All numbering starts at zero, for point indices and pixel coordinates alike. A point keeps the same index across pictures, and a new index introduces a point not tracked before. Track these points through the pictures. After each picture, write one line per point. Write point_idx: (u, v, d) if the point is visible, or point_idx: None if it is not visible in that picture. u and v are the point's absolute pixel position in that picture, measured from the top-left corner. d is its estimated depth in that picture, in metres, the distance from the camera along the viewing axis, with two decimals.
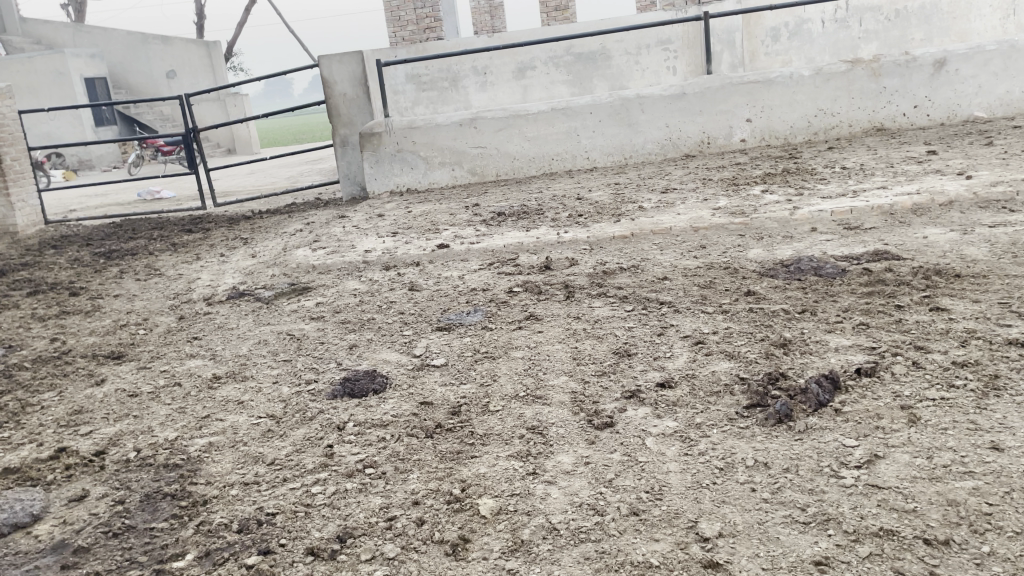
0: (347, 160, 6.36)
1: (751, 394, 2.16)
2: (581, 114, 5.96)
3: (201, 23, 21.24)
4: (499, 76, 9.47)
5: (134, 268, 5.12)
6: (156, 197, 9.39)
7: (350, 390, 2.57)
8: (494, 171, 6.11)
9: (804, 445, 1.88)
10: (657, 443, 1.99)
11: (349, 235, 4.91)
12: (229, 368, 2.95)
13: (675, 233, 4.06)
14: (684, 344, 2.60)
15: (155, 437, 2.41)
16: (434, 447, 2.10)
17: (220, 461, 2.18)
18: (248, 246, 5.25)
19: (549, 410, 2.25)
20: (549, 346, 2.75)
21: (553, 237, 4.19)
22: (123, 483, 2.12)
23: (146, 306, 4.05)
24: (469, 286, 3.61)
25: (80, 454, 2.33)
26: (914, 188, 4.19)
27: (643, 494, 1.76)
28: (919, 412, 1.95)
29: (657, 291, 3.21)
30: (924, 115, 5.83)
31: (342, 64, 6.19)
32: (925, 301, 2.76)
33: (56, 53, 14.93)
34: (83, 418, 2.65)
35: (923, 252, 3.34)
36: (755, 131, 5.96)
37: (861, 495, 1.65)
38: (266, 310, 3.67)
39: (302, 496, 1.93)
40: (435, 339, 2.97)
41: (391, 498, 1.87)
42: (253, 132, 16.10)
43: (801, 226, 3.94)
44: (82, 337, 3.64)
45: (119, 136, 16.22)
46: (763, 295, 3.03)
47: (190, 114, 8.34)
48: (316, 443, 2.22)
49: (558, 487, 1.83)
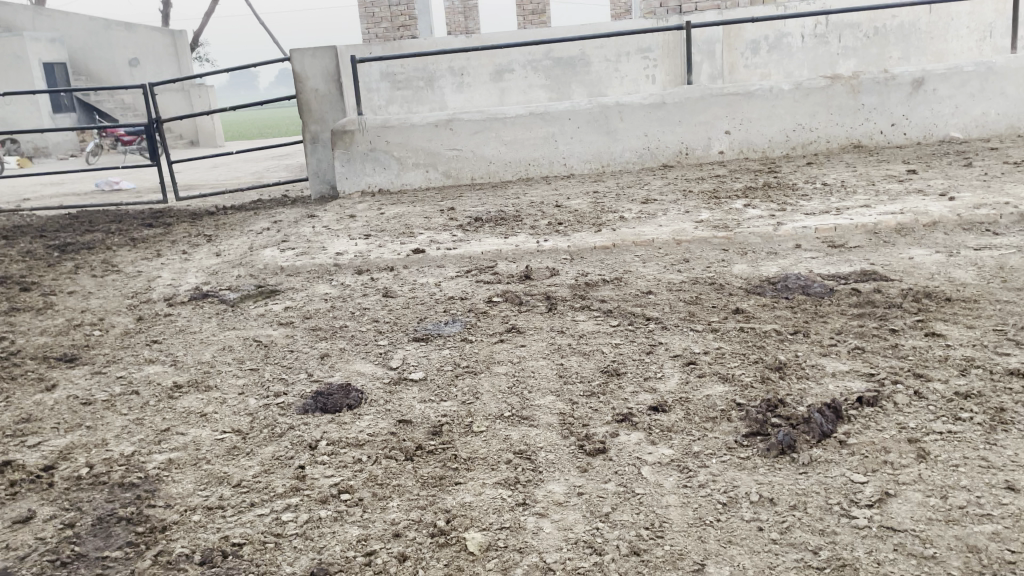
0: (317, 157, 6.19)
1: (750, 422, 2.06)
2: (560, 119, 5.85)
3: (167, 11, 20.75)
4: (475, 78, 9.35)
5: (90, 263, 4.88)
6: (115, 187, 9.10)
7: (323, 405, 2.42)
8: (469, 174, 5.98)
9: (809, 480, 1.78)
10: (654, 472, 1.88)
11: (319, 236, 4.74)
12: (190, 377, 2.77)
13: (657, 246, 3.96)
14: (675, 363, 2.49)
15: (110, 451, 2.23)
16: (415, 472, 1.97)
17: (181, 482, 2.02)
18: (212, 244, 5.04)
19: (537, 433, 2.12)
20: (533, 362, 2.62)
21: (531, 246, 4.07)
22: (73, 504, 1.94)
23: (103, 305, 3.84)
24: (446, 294, 3.47)
25: (27, 469, 2.15)
26: (898, 207, 4.15)
27: (644, 531, 1.65)
28: (927, 447, 1.87)
29: (641, 306, 3.11)
30: (900, 133, 5.83)
31: (315, 58, 5.99)
32: (919, 325, 2.69)
33: (14, 36, 14.47)
34: (31, 428, 2.46)
35: (911, 273, 3.28)
36: (734, 143, 5.90)
37: (876, 539, 1.56)
38: (231, 313, 3.50)
39: (271, 524, 1.77)
40: (413, 350, 2.83)
41: (369, 529, 1.73)
42: (218, 125, 15.74)
43: (785, 242, 3.87)
44: (32, 337, 3.42)
45: (78, 123, 15.77)
46: (752, 313, 2.94)
47: (153, 103, 8.05)
48: (286, 463, 2.06)
49: (551, 521, 1.71)
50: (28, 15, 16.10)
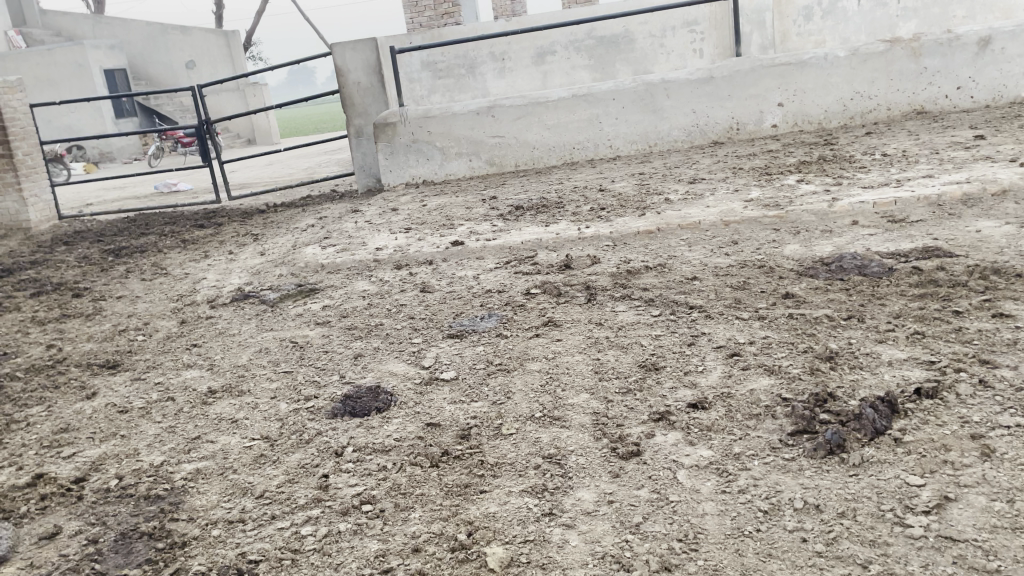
0: (362, 151, 6.19)
1: (796, 418, 1.92)
2: (604, 100, 5.69)
3: (220, 12, 21.09)
4: (517, 62, 9.21)
5: (141, 266, 4.95)
6: (172, 189, 9.30)
7: (352, 408, 2.36)
8: (514, 160, 5.87)
9: (860, 483, 1.64)
10: (690, 477, 1.76)
11: (361, 231, 4.71)
12: (225, 381, 2.75)
13: (704, 228, 3.79)
14: (718, 355, 2.36)
15: (140, 461, 2.22)
16: (440, 479, 1.89)
17: (206, 493, 1.98)
18: (258, 243, 5.05)
19: (569, 434, 2.02)
20: (569, 357, 2.51)
21: (573, 233, 3.95)
22: (99, 518, 1.93)
23: (149, 309, 3.87)
24: (484, 286, 3.39)
25: (59, 482, 2.15)
26: (964, 176, 3.89)
27: (676, 543, 1.54)
28: (993, 443, 1.70)
29: (685, 293, 2.96)
30: (967, 97, 5.48)
31: (355, 51, 5.97)
32: (986, 306, 2.48)
33: (75, 45, 14.86)
34: (67, 438, 2.46)
35: (978, 248, 3.06)
36: (787, 116, 5.65)
37: (933, 551, 1.42)
38: (270, 314, 3.48)
39: (290, 538, 1.72)
40: (446, 348, 2.75)
41: (389, 543, 1.66)
42: (273, 122, 15.96)
43: (841, 219, 3.67)
44: (78, 344, 3.47)
45: (139, 128, 16.20)
46: (803, 298, 2.77)
47: (203, 105, 8.15)
48: (311, 472, 2.01)
49: (578, 532, 1.61)
50: (88, 24, 16.52)
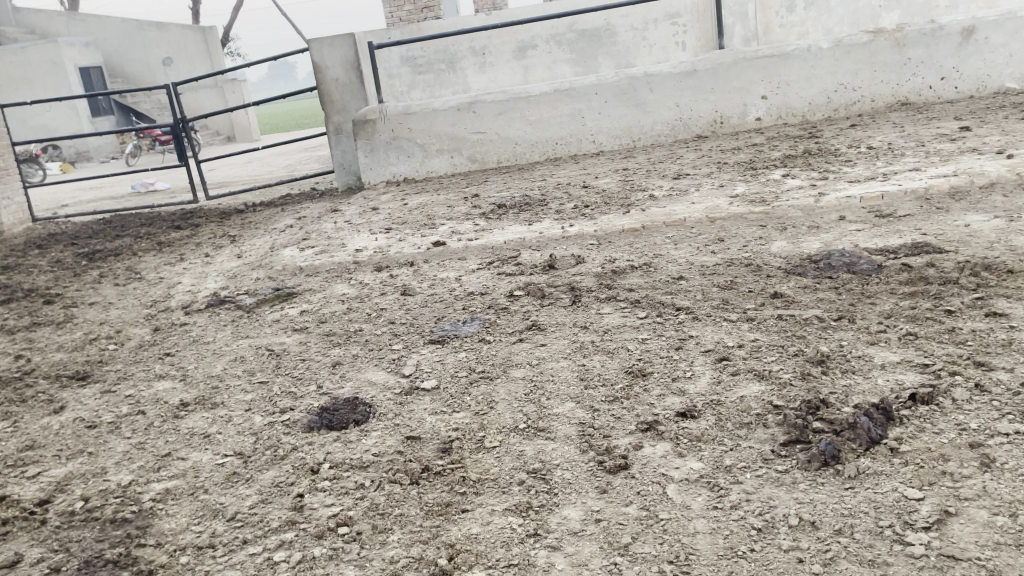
0: (342, 148, 6.08)
1: (789, 428, 1.85)
2: (586, 94, 5.62)
3: (197, 7, 20.83)
4: (498, 57, 9.12)
5: (115, 271, 4.82)
6: (150, 188, 9.13)
7: (328, 421, 2.28)
8: (496, 157, 5.78)
9: (856, 497, 1.58)
10: (680, 492, 1.69)
11: (340, 232, 4.60)
12: (198, 393, 2.65)
13: (689, 225, 3.73)
14: (706, 360, 2.29)
15: (108, 481, 2.12)
16: (420, 498, 1.81)
17: (175, 515, 1.90)
18: (235, 245, 4.94)
19: (553, 447, 1.94)
20: (554, 363, 2.44)
21: (556, 232, 3.88)
22: (62, 545, 1.84)
23: (122, 316, 3.76)
24: (467, 289, 3.30)
25: (22, 505, 2.06)
26: (951, 169, 3.84)
27: (667, 566, 1.47)
28: (992, 452, 1.64)
29: (671, 294, 2.89)
30: (951, 87, 5.44)
31: (333, 47, 5.85)
32: (979, 304, 2.43)
33: (49, 42, 14.59)
34: (32, 456, 2.37)
35: (968, 242, 3.01)
36: (772, 109, 5.60)
37: (936, 571, 1.35)
38: (246, 320, 3.38)
39: (262, 565, 1.65)
40: (427, 355, 2.67)
41: (366, 570, 1.58)
42: (252, 118, 15.78)
43: (828, 214, 3.61)
44: (48, 354, 3.35)
45: (116, 126, 15.97)
46: (792, 298, 2.71)
47: (179, 103, 7.99)
48: (285, 491, 1.92)
49: (564, 555, 1.54)
50: (62, 21, 16.25)
